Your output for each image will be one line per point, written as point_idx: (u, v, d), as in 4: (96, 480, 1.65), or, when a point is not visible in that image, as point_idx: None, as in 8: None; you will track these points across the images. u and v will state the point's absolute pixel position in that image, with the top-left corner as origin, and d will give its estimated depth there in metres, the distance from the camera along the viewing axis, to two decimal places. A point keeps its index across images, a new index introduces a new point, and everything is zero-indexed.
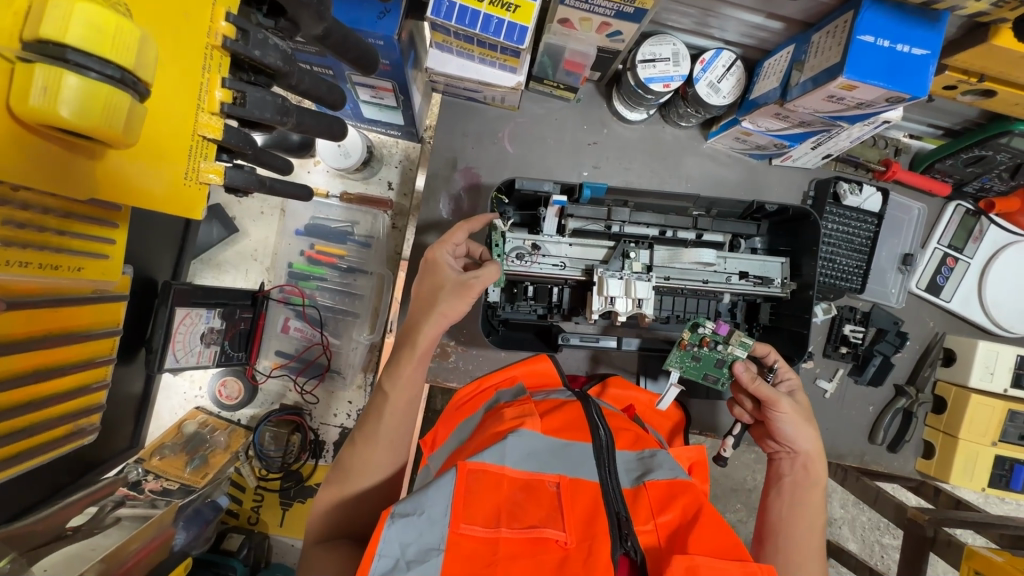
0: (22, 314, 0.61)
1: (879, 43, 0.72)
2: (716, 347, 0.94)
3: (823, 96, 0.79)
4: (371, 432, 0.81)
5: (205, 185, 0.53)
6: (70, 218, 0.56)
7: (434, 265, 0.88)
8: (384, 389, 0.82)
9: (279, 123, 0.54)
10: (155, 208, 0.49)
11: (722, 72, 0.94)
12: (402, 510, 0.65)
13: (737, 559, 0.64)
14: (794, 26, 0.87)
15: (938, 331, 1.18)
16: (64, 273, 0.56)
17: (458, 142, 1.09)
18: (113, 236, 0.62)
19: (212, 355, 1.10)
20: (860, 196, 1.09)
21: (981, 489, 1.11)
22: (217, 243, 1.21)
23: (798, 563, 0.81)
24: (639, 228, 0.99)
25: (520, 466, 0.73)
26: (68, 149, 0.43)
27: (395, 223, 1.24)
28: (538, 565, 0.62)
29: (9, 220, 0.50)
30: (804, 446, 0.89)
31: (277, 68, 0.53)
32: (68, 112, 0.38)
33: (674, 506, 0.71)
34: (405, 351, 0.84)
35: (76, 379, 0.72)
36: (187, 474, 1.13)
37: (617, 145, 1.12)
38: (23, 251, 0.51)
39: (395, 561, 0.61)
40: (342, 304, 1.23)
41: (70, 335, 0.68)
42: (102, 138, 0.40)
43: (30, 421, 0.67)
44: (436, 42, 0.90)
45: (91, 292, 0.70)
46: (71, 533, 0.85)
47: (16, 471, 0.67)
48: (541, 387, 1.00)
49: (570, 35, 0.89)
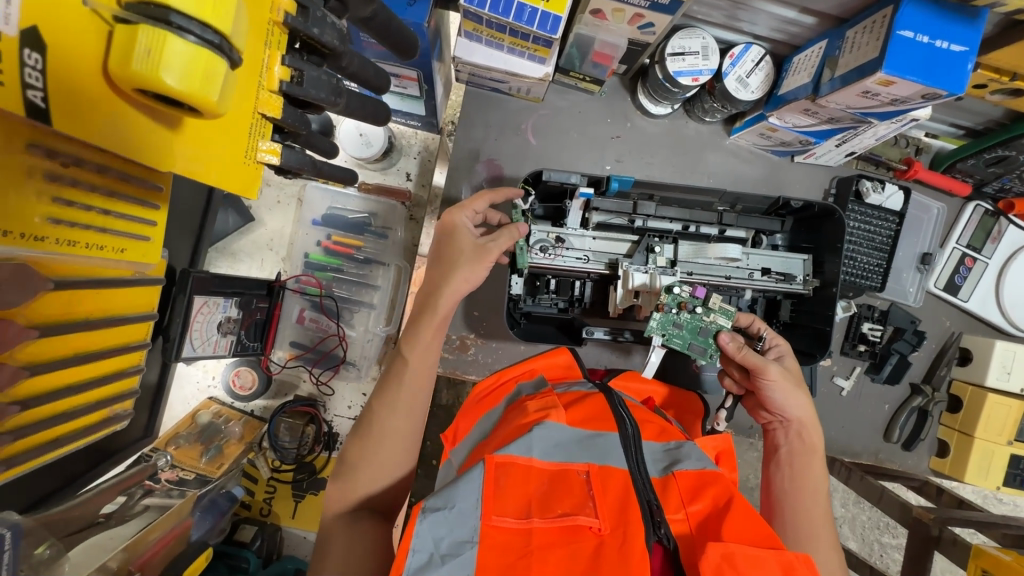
0: (64, 295, 0.60)
1: (918, 38, 0.72)
2: (696, 312, 0.90)
3: (857, 91, 0.79)
4: (389, 403, 0.78)
5: (260, 164, 0.55)
6: (114, 197, 0.55)
7: (455, 228, 0.86)
8: (403, 353, 0.81)
9: (330, 103, 0.57)
10: (212, 182, 0.50)
11: (751, 67, 0.94)
12: (433, 504, 0.64)
13: (773, 549, 0.62)
14: (827, 21, 0.86)
15: (954, 331, 1.18)
16: (107, 254, 0.56)
17: (480, 134, 1.08)
18: (154, 218, 0.61)
19: (228, 344, 1.09)
20: (882, 194, 1.09)
21: (996, 488, 1.11)
22: (232, 232, 1.20)
23: (810, 534, 0.79)
24: (662, 223, 0.99)
25: (548, 457, 0.71)
26: (151, 118, 0.44)
27: (413, 214, 1.24)
28: (572, 555, 0.60)
29: (54, 196, 0.49)
30: (796, 414, 0.88)
31: (333, 49, 0.54)
32: (169, 76, 0.37)
33: (704, 496, 0.69)
34: (422, 317, 0.82)
35: (113, 363, 0.71)
36: (203, 464, 1.10)
37: (640, 139, 1.11)
38: (70, 230, 0.51)
39: (429, 555, 0.60)
40: (357, 295, 1.22)
41: (110, 318, 0.67)
42: (196, 104, 0.40)
43: (66, 405, 0.66)
44: (465, 30, 0.89)
45: (131, 275, 0.69)
46: (105, 520, 0.87)
47: (51, 456, 0.66)
48: (562, 380, 0.99)
49: (601, 25, 0.88)
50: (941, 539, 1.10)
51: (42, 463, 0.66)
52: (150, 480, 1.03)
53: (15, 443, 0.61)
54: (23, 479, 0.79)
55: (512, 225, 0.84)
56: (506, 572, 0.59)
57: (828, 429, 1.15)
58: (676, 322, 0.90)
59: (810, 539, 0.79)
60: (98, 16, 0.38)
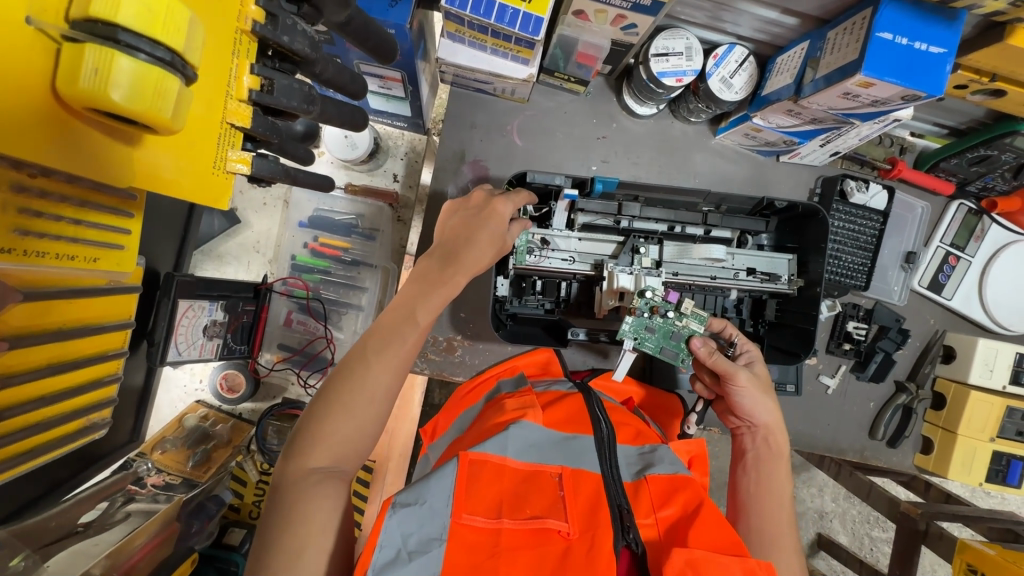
0: (38, 306, 0.60)
1: (897, 40, 0.72)
2: (668, 317, 0.91)
3: (838, 93, 0.79)
4: (380, 361, 0.68)
5: (231, 174, 0.55)
6: (86, 207, 0.55)
7: (499, 219, 0.80)
8: (415, 316, 0.72)
9: (304, 111, 0.57)
10: (181, 196, 0.50)
11: (735, 67, 0.94)
12: (403, 500, 0.64)
13: (737, 555, 0.62)
14: (809, 23, 0.87)
15: (939, 328, 1.19)
16: (80, 263, 0.56)
17: (465, 134, 1.07)
18: (128, 226, 0.61)
19: (214, 347, 1.08)
20: (867, 194, 1.09)
21: (979, 484, 1.13)
22: (219, 234, 1.19)
23: (773, 538, 0.77)
24: (648, 223, 0.99)
25: (522, 457, 0.71)
26: (106, 134, 0.43)
27: (400, 215, 1.23)
28: (540, 558, 0.60)
29: (23, 209, 0.49)
30: (764, 419, 0.88)
31: (304, 55, 0.54)
32: (117, 94, 0.38)
33: (675, 500, 0.69)
34: (436, 277, 0.75)
35: (88, 373, 0.71)
36: (190, 469, 1.12)
37: (626, 139, 1.11)
38: (40, 241, 0.50)
39: (397, 551, 0.59)
40: (346, 296, 1.22)
41: (83, 328, 0.67)
42: (150, 122, 0.41)
43: (40, 416, 0.65)
44: (448, 31, 0.88)
45: (105, 284, 0.69)
46: (83, 529, 0.85)
47: (22, 468, 0.65)
48: (543, 377, 0.99)
49: (584, 26, 0.88)
50: (927, 533, 1.09)
51: (15, 475, 0.66)
52: (134, 485, 1.03)
53: None
54: (4, 487, 0.79)
55: (521, 218, 0.86)
56: (472, 571, 0.58)
57: (814, 427, 1.16)
58: (647, 326, 0.91)
59: (773, 543, 0.76)
60: (45, 35, 0.38)
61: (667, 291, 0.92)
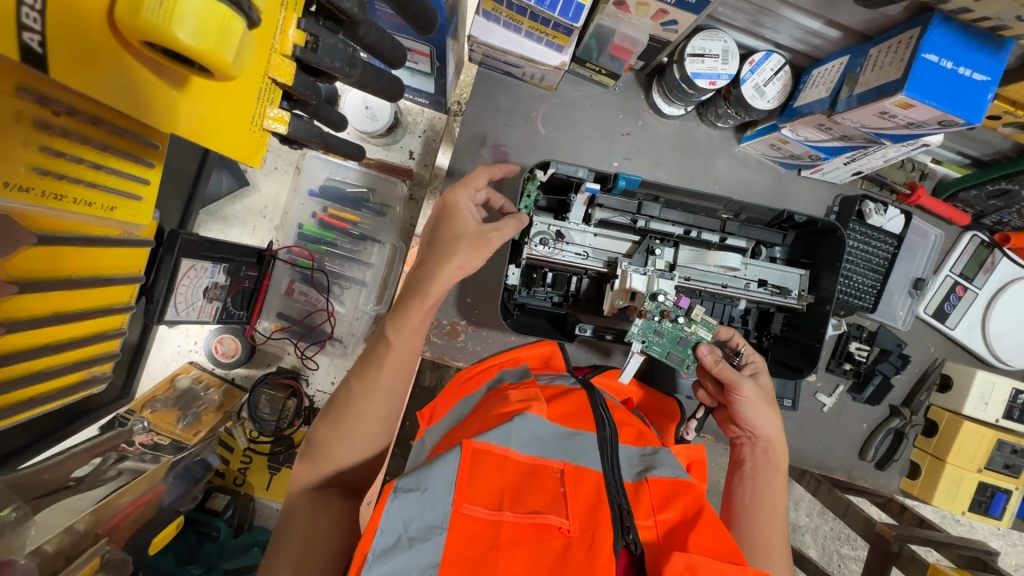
0: (49, 251, 0.58)
1: (942, 63, 0.71)
2: (679, 322, 0.91)
3: (874, 111, 0.78)
4: (369, 379, 0.73)
5: (267, 133, 0.54)
6: (108, 152, 0.53)
7: (460, 210, 0.80)
8: (386, 335, 0.75)
9: (344, 74, 0.55)
10: (216, 150, 0.48)
11: (770, 75, 0.93)
12: (405, 485, 0.64)
13: (736, 562, 0.62)
14: (851, 37, 0.85)
15: (938, 356, 1.20)
16: (95, 211, 0.53)
17: (489, 117, 1.05)
18: (148, 176, 0.59)
19: (212, 311, 1.07)
20: (884, 217, 1.09)
21: (961, 512, 1.14)
22: (225, 195, 1.16)
23: (763, 548, 0.79)
24: (665, 225, 0.98)
25: (525, 450, 0.71)
26: (150, 71, 0.42)
27: (412, 194, 1.23)
28: (539, 553, 0.61)
29: (44, 147, 0.48)
30: (765, 431, 0.88)
31: (350, 14, 0.52)
32: (180, 29, 0.36)
33: (675, 504, 0.69)
34: (412, 301, 0.76)
35: (94, 326, 0.69)
36: (178, 431, 1.06)
37: (650, 138, 1.09)
38: (55, 181, 0.49)
39: (398, 536, 0.59)
40: (350, 271, 1.20)
41: (91, 278, 0.64)
42: (209, 64, 0.39)
43: (42, 365, 0.63)
44: (483, 9, 0.86)
45: (120, 235, 0.66)
46: (74, 484, 0.82)
47: (27, 415, 0.64)
48: (546, 370, 1.00)
49: (622, 18, 0.85)
50: (899, 555, 1.08)
51: (17, 421, 0.64)
52: (125, 443, 0.96)
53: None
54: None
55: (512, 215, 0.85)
56: (472, 563, 0.59)
57: (805, 443, 1.17)
58: (657, 330, 0.91)
59: (763, 550, 0.79)
60: None
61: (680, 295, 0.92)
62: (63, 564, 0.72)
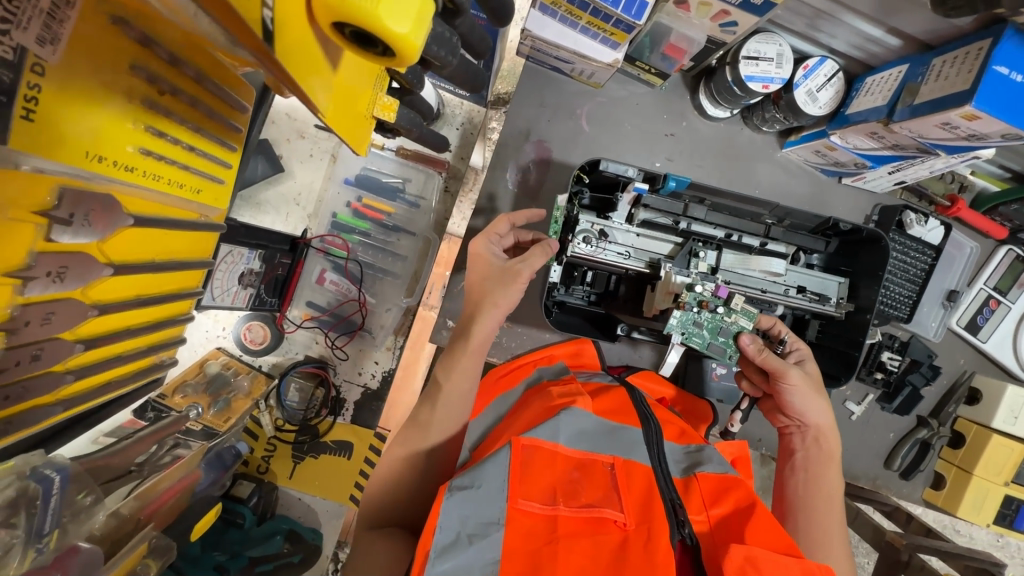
0: (135, 235, 0.56)
1: (1013, 76, 0.70)
2: (718, 312, 0.88)
3: (935, 122, 0.77)
4: (436, 396, 0.77)
5: (374, 117, 0.65)
6: (199, 135, 0.60)
7: (481, 258, 0.83)
8: (438, 379, 0.78)
9: (445, 62, 0.54)
10: (340, 134, 0.58)
11: (824, 81, 0.93)
12: (459, 483, 0.63)
13: (793, 555, 0.62)
14: (911, 45, 0.85)
15: (967, 369, 1.20)
16: (186, 192, 0.61)
17: (534, 112, 1.04)
18: (228, 159, 0.67)
19: (246, 297, 1.06)
20: (925, 227, 1.09)
21: (986, 524, 1.15)
22: (260, 180, 1.15)
23: (822, 538, 0.79)
24: (707, 228, 0.97)
25: (574, 445, 0.71)
26: (320, 45, 0.48)
27: (448, 186, 1.20)
28: (595, 548, 0.60)
29: (151, 128, 0.52)
30: (815, 420, 0.88)
31: (460, 3, 0.51)
32: (394, 23, 0.38)
33: (726, 500, 0.68)
34: (457, 346, 0.79)
35: (167, 309, 0.72)
36: (209, 415, 1.04)
37: (693, 140, 1.09)
38: (157, 163, 0.54)
39: (456, 534, 0.59)
40: (382, 262, 1.19)
41: (169, 261, 0.65)
42: (403, 53, 0.41)
43: (119, 349, 0.66)
44: (541, 3, 0.84)
45: (198, 217, 0.67)
46: (137, 469, 0.83)
47: (102, 397, 0.67)
48: (581, 368, 1.00)
49: (682, 18, 0.85)
50: (909, 564, 1.07)
51: (92, 404, 0.66)
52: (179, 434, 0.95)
53: (75, 383, 0.60)
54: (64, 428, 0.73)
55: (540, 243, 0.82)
56: (531, 559, 0.58)
57: None
58: (696, 321, 0.88)
59: (821, 541, 0.79)
60: None
61: (718, 285, 0.89)
62: (110, 548, 0.73)
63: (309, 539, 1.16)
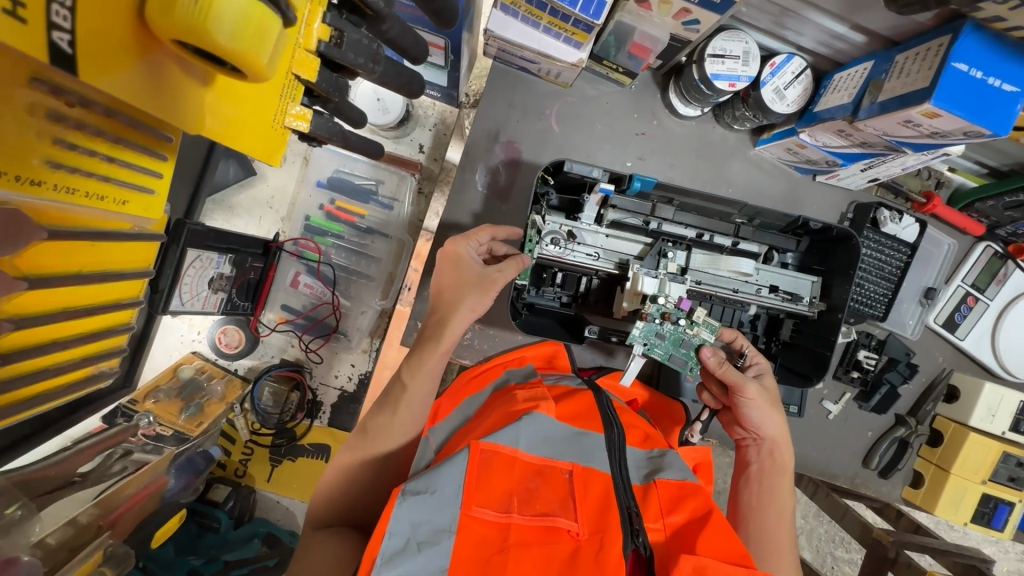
0: (57, 247, 0.59)
1: (972, 72, 0.69)
2: (679, 324, 0.89)
3: (897, 119, 0.76)
4: (392, 399, 0.77)
5: (290, 129, 0.61)
6: (121, 145, 0.57)
7: (452, 258, 0.83)
8: (403, 380, 0.77)
9: (366, 69, 0.58)
10: (247, 153, 0.55)
11: (790, 79, 0.92)
12: (413, 487, 0.62)
13: (744, 566, 0.62)
14: (876, 42, 0.84)
15: (946, 366, 1.20)
16: (109, 205, 0.58)
17: (502, 113, 1.03)
18: (160, 169, 0.64)
19: (217, 302, 1.04)
20: (899, 225, 1.08)
21: (964, 523, 1.14)
22: (232, 184, 1.14)
23: (772, 551, 0.80)
24: (678, 228, 0.96)
25: (534, 450, 0.70)
26: (178, 66, 0.45)
27: (422, 188, 1.19)
28: (547, 556, 0.60)
29: (59, 141, 0.51)
30: (770, 433, 0.88)
31: (377, 10, 0.55)
32: (223, 37, 0.38)
33: (683, 507, 0.68)
34: (428, 345, 0.79)
35: (105, 320, 0.73)
36: (181, 421, 1.04)
37: (665, 139, 1.08)
38: (68, 175, 0.53)
39: (406, 541, 0.59)
40: (356, 265, 1.19)
41: (103, 273, 0.66)
42: (247, 65, 0.40)
43: (51, 361, 0.67)
44: (502, 2, 0.83)
45: (130, 229, 0.68)
46: (80, 479, 0.83)
47: (36, 409, 0.68)
48: (551, 371, 1.01)
49: (644, 16, 0.84)
50: (896, 561, 1.04)
51: (23, 417, 0.68)
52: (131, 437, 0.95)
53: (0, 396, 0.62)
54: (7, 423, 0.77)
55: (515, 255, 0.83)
56: (482, 566, 0.58)
57: (809, 450, 1.17)
58: (658, 332, 0.89)
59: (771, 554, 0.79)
60: None
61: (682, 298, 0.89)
62: (66, 556, 0.75)
63: (286, 542, 1.15)
